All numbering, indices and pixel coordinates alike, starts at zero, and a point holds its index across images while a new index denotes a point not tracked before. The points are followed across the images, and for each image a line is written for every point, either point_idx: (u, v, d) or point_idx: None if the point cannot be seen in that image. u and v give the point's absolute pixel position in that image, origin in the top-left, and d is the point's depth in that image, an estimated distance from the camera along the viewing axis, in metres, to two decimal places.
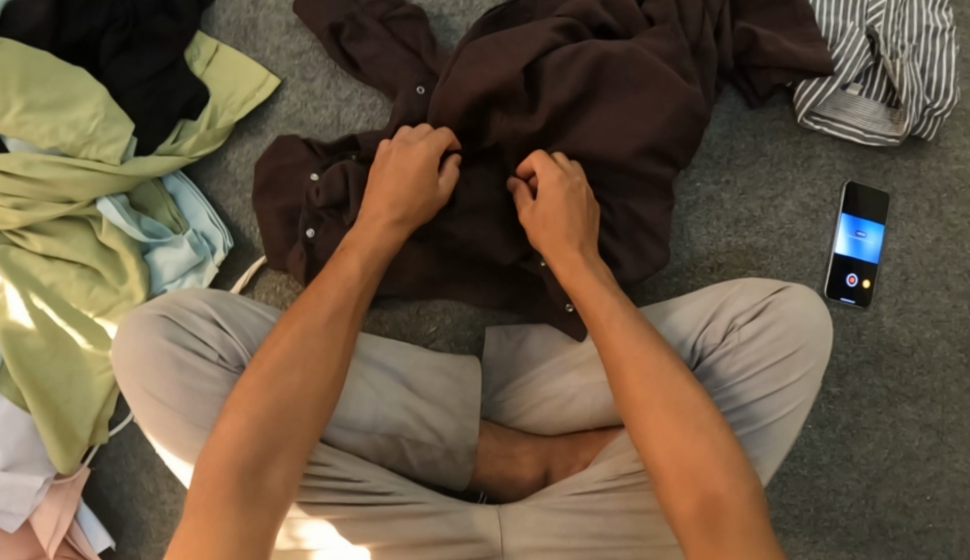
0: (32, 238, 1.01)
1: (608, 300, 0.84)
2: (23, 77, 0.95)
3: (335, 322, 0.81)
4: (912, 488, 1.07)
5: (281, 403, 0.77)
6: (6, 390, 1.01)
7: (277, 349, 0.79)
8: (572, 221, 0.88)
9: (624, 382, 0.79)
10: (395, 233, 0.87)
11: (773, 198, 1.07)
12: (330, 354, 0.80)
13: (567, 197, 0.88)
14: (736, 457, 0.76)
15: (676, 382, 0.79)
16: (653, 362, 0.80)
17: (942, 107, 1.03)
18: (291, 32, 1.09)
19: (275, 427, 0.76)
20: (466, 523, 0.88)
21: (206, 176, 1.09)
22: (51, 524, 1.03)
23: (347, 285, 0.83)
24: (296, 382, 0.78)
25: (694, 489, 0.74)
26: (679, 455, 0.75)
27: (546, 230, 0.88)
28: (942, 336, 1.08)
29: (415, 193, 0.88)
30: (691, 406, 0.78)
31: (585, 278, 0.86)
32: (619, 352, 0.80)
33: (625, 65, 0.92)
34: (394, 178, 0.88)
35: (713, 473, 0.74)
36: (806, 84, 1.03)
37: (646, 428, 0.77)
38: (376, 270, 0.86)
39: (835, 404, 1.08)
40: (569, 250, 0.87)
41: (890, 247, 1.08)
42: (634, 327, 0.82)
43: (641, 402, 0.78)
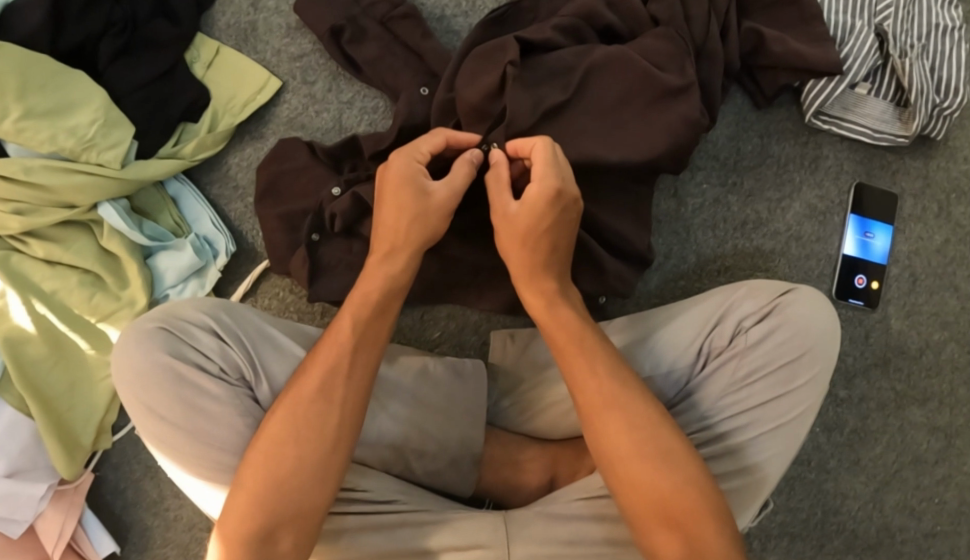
0: (33, 244, 1.00)
1: (567, 337, 0.84)
2: (21, 84, 0.94)
3: (331, 382, 0.81)
4: (921, 491, 1.07)
5: (281, 470, 0.79)
6: (9, 396, 1.00)
7: (278, 415, 0.80)
8: (552, 234, 0.84)
9: (595, 434, 0.81)
10: (399, 264, 0.84)
11: (780, 200, 1.06)
12: (326, 415, 0.80)
13: (555, 214, 0.83)
14: (717, 498, 0.79)
15: (657, 427, 0.81)
16: (631, 408, 0.81)
17: (952, 106, 1.02)
18: (292, 34, 1.07)
19: (277, 494, 0.78)
20: (472, 530, 0.88)
21: (207, 180, 1.08)
22: (55, 530, 1.02)
23: (340, 343, 0.82)
24: (295, 447, 0.79)
25: (677, 532, 0.78)
26: (662, 503, 0.78)
27: (522, 246, 0.84)
28: (951, 338, 1.07)
29: (411, 218, 0.84)
30: (674, 451, 0.80)
31: (555, 311, 0.85)
32: (594, 398, 0.82)
33: (620, 67, 0.92)
34: (389, 207, 0.84)
35: (693, 518, 0.78)
36: (814, 83, 1.02)
37: (625, 479, 0.80)
38: (382, 319, 0.84)
39: (843, 408, 1.07)
40: (541, 276, 0.85)
41: (898, 249, 1.07)
42: (613, 373, 0.82)
43: (619, 452, 0.80)
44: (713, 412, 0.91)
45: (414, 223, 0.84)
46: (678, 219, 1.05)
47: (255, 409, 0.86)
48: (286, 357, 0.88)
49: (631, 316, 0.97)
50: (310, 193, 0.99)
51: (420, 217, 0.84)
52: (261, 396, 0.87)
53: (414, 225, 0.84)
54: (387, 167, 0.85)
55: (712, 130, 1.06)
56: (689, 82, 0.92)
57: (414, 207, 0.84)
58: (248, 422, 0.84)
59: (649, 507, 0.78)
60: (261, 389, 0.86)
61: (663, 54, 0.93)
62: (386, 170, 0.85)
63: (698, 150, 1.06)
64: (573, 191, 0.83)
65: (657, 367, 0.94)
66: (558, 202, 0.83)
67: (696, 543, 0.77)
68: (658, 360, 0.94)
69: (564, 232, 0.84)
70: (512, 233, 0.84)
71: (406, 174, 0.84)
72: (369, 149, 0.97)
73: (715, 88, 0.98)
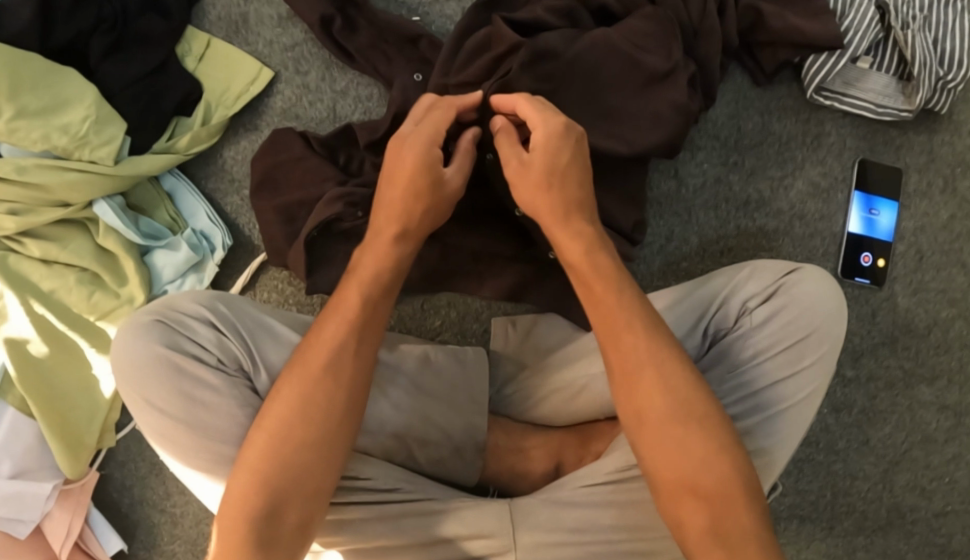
0: (28, 244, 1.00)
1: (607, 289, 0.81)
2: (12, 83, 0.94)
3: (339, 360, 0.80)
4: (931, 470, 1.06)
5: (290, 453, 0.78)
6: (10, 397, 1.00)
7: (286, 396, 0.80)
8: (573, 169, 0.82)
9: (629, 392, 0.79)
10: (402, 243, 0.83)
11: (783, 177, 1.04)
12: (339, 391, 0.80)
13: (573, 147, 0.82)
14: (745, 471, 0.77)
15: (688, 391, 0.79)
16: (662, 371, 0.79)
17: (955, 79, 1.00)
18: (283, 24, 1.06)
19: (287, 477, 0.78)
20: (479, 519, 0.88)
21: (203, 174, 1.07)
22: (63, 530, 1.02)
23: (346, 321, 0.81)
24: (305, 429, 0.79)
25: (704, 503, 0.76)
26: (693, 471, 0.77)
27: (548, 186, 0.82)
28: (959, 315, 1.05)
29: (425, 205, 0.82)
30: (707, 418, 0.78)
31: (590, 258, 0.82)
32: (624, 360, 0.80)
33: (605, 55, 0.92)
34: (399, 188, 0.82)
35: (719, 492, 0.76)
36: (814, 59, 1.00)
37: (653, 442, 0.78)
38: (392, 284, 0.83)
39: (851, 387, 1.05)
40: (575, 221, 0.82)
41: (903, 225, 1.05)
42: (648, 333, 0.80)
43: (651, 412, 0.78)
44: (720, 396, 0.89)
45: (428, 210, 0.82)
46: (678, 200, 1.04)
47: (254, 399, 0.85)
48: (284, 346, 0.87)
49: None
50: (308, 183, 0.98)
51: (436, 204, 0.83)
52: (260, 387, 0.86)
53: (433, 211, 0.83)
54: (407, 149, 0.82)
55: (712, 109, 1.04)
56: (677, 63, 0.92)
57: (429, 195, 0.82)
58: (246, 411, 0.84)
59: (686, 467, 0.77)
60: (260, 380, 0.86)
61: (651, 37, 0.93)
62: (401, 149, 0.82)
63: (698, 129, 1.04)
64: (579, 128, 0.83)
65: None
66: (568, 135, 0.82)
67: (721, 519, 0.75)
68: None
69: (581, 163, 0.83)
70: (531, 175, 0.82)
71: (423, 156, 0.81)
72: (365, 138, 0.97)
73: (713, 67, 0.97)
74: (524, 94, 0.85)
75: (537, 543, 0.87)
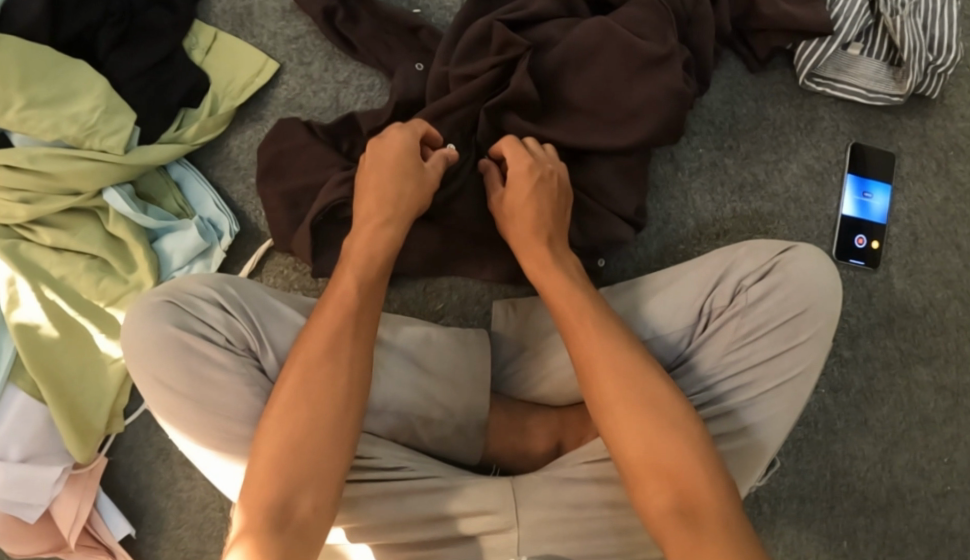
0: (40, 232, 1.02)
1: (565, 297, 0.85)
2: (23, 75, 0.96)
3: (336, 344, 0.82)
4: (930, 450, 1.07)
5: (292, 433, 0.79)
6: (21, 382, 1.02)
7: (288, 380, 0.81)
8: (537, 207, 0.90)
9: (593, 381, 0.81)
10: (383, 230, 0.88)
11: (777, 161, 1.06)
12: (339, 374, 0.81)
13: (534, 184, 0.90)
14: (709, 455, 0.77)
15: (649, 379, 0.81)
16: (621, 361, 0.81)
17: (945, 64, 1.02)
18: (287, 17, 1.09)
19: (294, 457, 0.78)
20: (479, 496, 0.89)
21: (210, 164, 1.09)
22: (72, 513, 1.04)
23: (342, 307, 0.83)
24: (308, 410, 0.80)
25: (669, 482, 0.76)
26: (657, 452, 0.77)
27: (514, 219, 0.90)
28: (955, 297, 1.07)
29: (407, 183, 0.89)
30: (667, 403, 0.79)
31: (549, 273, 0.87)
32: (592, 350, 0.82)
33: (602, 45, 0.95)
34: (378, 170, 0.90)
35: (688, 473, 0.76)
36: (806, 44, 1.03)
37: (614, 426, 0.79)
38: (374, 278, 0.86)
39: (848, 367, 1.07)
40: (538, 245, 0.89)
41: (898, 208, 1.07)
42: (606, 327, 0.83)
43: (608, 400, 0.80)
44: (716, 372, 0.91)
45: (406, 188, 0.89)
46: (675, 184, 1.06)
47: (261, 379, 0.87)
48: (291, 327, 0.90)
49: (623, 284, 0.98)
50: (312, 170, 1.00)
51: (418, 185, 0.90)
52: (268, 366, 0.88)
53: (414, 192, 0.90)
54: (388, 141, 0.91)
55: (706, 95, 1.06)
56: (672, 50, 0.93)
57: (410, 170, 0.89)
58: (255, 390, 0.86)
59: (651, 449, 0.77)
60: (267, 359, 0.88)
61: (646, 23, 0.94)
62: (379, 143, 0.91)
63: (693, 115, 1.06)
64: (549, 167, 0.91)
65: (658, 329, 0.94)
66: (535, 175, 0.90)
67: (689, 499, 0.75)
68: (660, 322, 0.94)
69: (546, 204, 0.90)
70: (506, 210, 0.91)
71: (405, 145, 0.90)
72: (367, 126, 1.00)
73: (707, 54, 0.99)
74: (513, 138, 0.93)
75: (537, 520, 0.88)
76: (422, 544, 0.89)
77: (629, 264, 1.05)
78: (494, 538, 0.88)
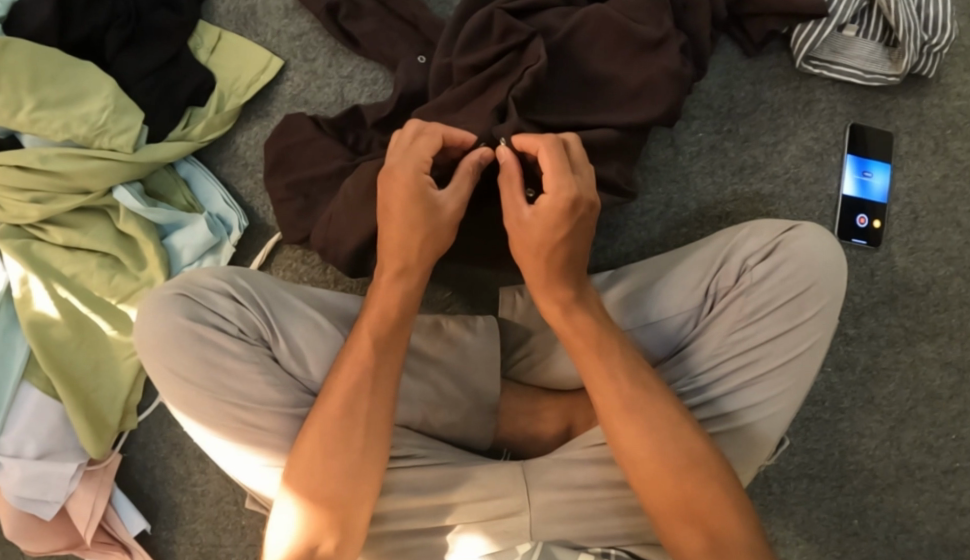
0: (52, 231, 1.04)
1: (585, 344, 0.86)
2: (33, 76, 0.98)
3: (355, 401, 0.84)
4: (937, 427, 1.07)
5: (323, 487, 0.82)
6: (35, 379, 1.03)
7: (307, 436, 0.83)
8: (567, 244, 0.85)
9: (618, 429, 0.84)
10: (404, 283, 0.87)
11: (776, 144, 1.08)
12: (356, 430, 0.83)
13: (572, 223, 0.84)
14: (735, 490, 0.82)
15: (677, 425, 0.83)
16: (647, 413, 0.84)
17: (940, 43, 1.04)
18: (290, 15, 1.11)
19: (336, 509, 0.82)
20: (491, 480, 0.90)
21: (217, 161, 1.11)
22: (88, 509, 1.05)
23: (364, 364, 0.85)
24: (340, 466, 0.82)
25: (698, 526, 0.81)
26: (686, 498, 0.81)
27: (537, 256, 0.85)
28: (957, 273, 1.08)
29: (421, 230, 0.85)
30: (696, 449, 0.82)
31: (571, 318, 0.86)
32: (611, 400, 0.84)
33: (598, 29, 0.96)
34: (395, 222, 0.85)
35: (712, 511, 0.81)
36: (801, 28, 1.04)
37: (645, 478, 0.83)
38: (392, 334, 0.86)
39: (853, 345, 1.08)
40: (556, 283, 0.86)
41: (897, 186, 1.09)
42: (628, 375, 0.85)
43: (636, 450, 0.83)
44: (722, 351, 0.90)
45: (426, 242, 0.86)
46: (675, 167, 1.07)
47: (275, 367, 0.88)
48: (303, 317, 0.90)
49: (634, 267, 0.99)
50: (321, 162, 1.01)
51: (430, 234, 0.86)
52: (281, 355, 0.89)
53: (430, 242, 0.86)
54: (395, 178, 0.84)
55: (704, 80, 1.08)
56: (668, 33, 0.95)
57: (426, 222, 0.85)
58: (269, 378, 0.87)
59: (678, 493, 0.81)
60: (280, 348, 0.89)
61: (641, 9, 0.96)
62: (391, 180, 0.84)
63: (692, 100, 1.08)
64: (589, 196, 0.84)
65: (663, 312, 0.94)
66: (574, 213, 0.83)
67: (716, 534, 0.80)
68: (664, 304, 0.94)
69: (581, 237, 0.85)
70: (526, 239, 0.85)
71: (416, 188, 0.84)
72: (372, 118, 1.02)
73: (703, 38, 1.00)
74: (547, 141, 0.85)
75: (550, 501, 0.89)
76: (432, 530, 0.90)
77: (631, 247, 1.07)
78: (505, 522, 0.89)
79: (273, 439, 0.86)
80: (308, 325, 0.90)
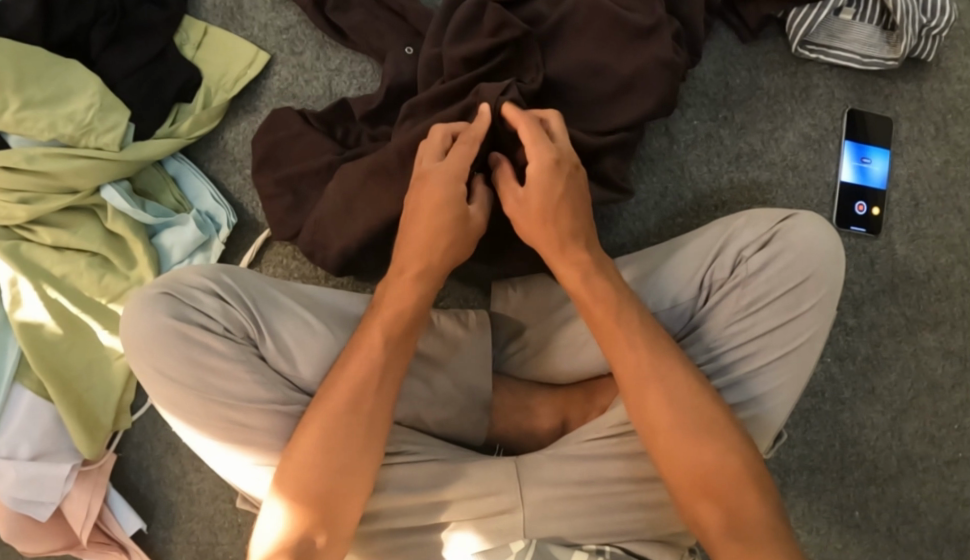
0: (40, 231, 1.03)
1: (606, 308, 0.84)
2: (17, 76, 0.96)
3: (353, 398, 0.83)
4: (940, 417, 1.06)
5: (318, 485, 0.81)
6: (28, 381, 1.03)
7: (306, 433, 0.82)
8: (567, 201, 0.85)
9: (642, 396, 0.82)
10: (425, 287, 0.86)
11: (773, 131, 1.06)
12: (354, 430, 0.82)
13: (564, 180, 0.85)
14: (756, 464, 0.80)
15: (696, 395, 0.82)
16: (666, 381, 0.82)
17: (939, 25, 1.02)
18: (276, 8, 1.10)
19: (326, 507, 0.80)
20: (485, 477, 0.89)
21: (206, 157, 1.10)
22: (83, 510, 1.04)
23: (369, 359, 0.84)
24: (336, 462, 0.81)
25: (718, 501, 0.78)
26: (707, 473, 0.79)
27: (544, 223, 0.85)
28: (959, 261, 1.06)
29: (451, 240, 0.85)
30: (715, 422, 0.81)
31: (591, 282, 0.85)
32: (631, 368, 0.83)
33: (590, 20, 0.95)
34: (421, 226, 0.85)
35: (731, 482, 0.79)
36: (797, 12, 1.02)
37: (664, 448, 0.81)
38: (403, 332, 0.85)
39: (853, 335, 1.06)
40: (574, 248, 0.85)
41: (897, 172, 1.07)
42: (650, 341, 0.83)
43: (658, 419, 0.81)
44: (719, 344, 0.89)
45: (450, 250, 0.86)
46: (671, 156, 1.05)
47: (263, 366, 0.87)
48: (291, 314, 0.89)
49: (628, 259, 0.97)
50: (309, 156, 1.00)
51: (459, 240, 0.86)
52: (267, 353, 0.88)
53: (464, 248, 0.87)
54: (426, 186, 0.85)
55: (698, 67, 1.05)
56: (660, 20, 0.93)
57: (451, 230, 0.85)
58: (257, 378, 0.86)
59: (701, 464, 0.79)
60: (267, 347, 0.88)
61: None
62: (423, 184, 0.85)
63: (686, 87, 1.05)
64: (572, 157, 0.86)
65: (659, 304, 0.92)
66: (561, 171, 0.85)
67: (737, 511, 0.77)
68: (660, 296, 0.92)
69: (576, 197, 0.86)
70: (528, 216, 0.85)
71: (446, 197, 0.84)
72: (360, 110, 1.01)
73: (697, 23, 0.98)
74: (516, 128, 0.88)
75: (545, 497, 0.88)
76: (426, 528, 0.88)
77: (626, 239, 1.05)
78: (498, 519, 0.88)
79: (261, 438, 0.86)
80: (295, 322, 0.89)
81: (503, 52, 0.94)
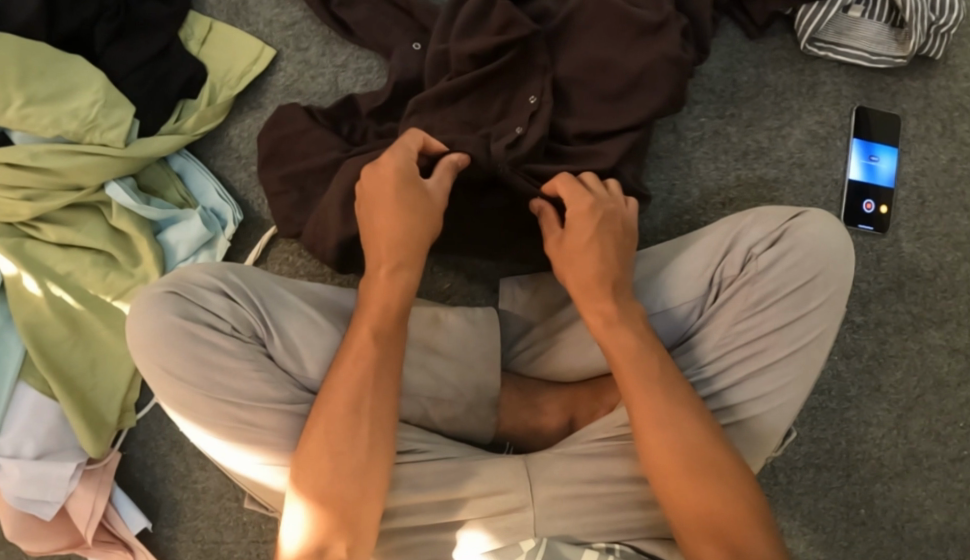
0: (44, 228, 1.02)
1: (628, 356, 0.83)
2: (21, 72, 0.96)
3: (359, 397, 0.82)
4: (945, 415, 1.06)
5: (333, 490, 0.80)
6: (32, 379, 1.02)
7: (317, 435, 0.82)
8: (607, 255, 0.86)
9: (642, 430, 0.82)
10: (405, 274, 0.85)
11: (780, 128, 1.05)
12: (362, 429, 0.82)
13: (598, 225, 0.86)
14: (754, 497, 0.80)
15: (696, 424, 0.82)
16: (670, 412, 0.82)
17: (947, 23, 1.02)
18: (282, 4, 1.09)
19: (342, 514, 0.80)
20: (494, 476, 0.89)
21: (210, 154, 1.09)
22: (88, 508, 1.04)
23: (371, 356, 0.83)
24: (349, 465, 0.81)
25: (720, 541, 0.78)
26: (710, 507, 0.79)
27: (581, 266, 0.86)
28: (965, 258, 1.06)
29: (421, 216, 0.85)
30: (717, 457, 0.81)
31: (614, 331, 0.84)
32: (642, 407, 0.82)
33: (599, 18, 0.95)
34: (382, 207, 0.84)
35: (731, 518, 0.79)
36: (806, 9, 1.02)
37: (666, 480, 0.81)
38: (394, 323, 0.85)
39: (860, 333, 1.06)
40: (601, 294, 0.85)
41: (904, 170, 1.07)
42: (662, 382, 0.82)
43: (659, 452, 0.81)
44: (727, 341, 0.89)
45: (426, 224, 0.85)
46: (677, 153, 1.05)
47: (270, 364, 0.87)
48: (297, 313, 0.89)
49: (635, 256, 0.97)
50: (315, 153, 0.99)
51: (430, 213, 0.86)
52: (275, 351, 0.87)
53: (431, 228, 0.86)
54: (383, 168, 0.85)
55: (706, 64, 1.05)
56: (667, 16, 0.93)
57: (417, 206, 0.85)
58: (264, 375, 0.85)
59: (702, 498, 0.80)
60: (274, 344, 0.87)
61: None
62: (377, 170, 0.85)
63: (693, 84, 1.05)
64: (621, 207, 0.88)
65: (667, 302, 0.92)
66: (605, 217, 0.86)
67: (738, 546, 0.78)
68: (667, 292, 0.92)
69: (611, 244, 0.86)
70: (572, 265, 0.87)
71: (402, 172, 0.85)
72: (367, 107, 1.01)
73: (704, 20, 0.98)
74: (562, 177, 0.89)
75: (554, 495, 0.88)
76: (435, 527, 0.88)
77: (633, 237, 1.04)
78: (508, 518, 0.87)
79: (269, 436, 0.85)
80: (302, 320, 0.89)
81: (513, 50, 0.93)
